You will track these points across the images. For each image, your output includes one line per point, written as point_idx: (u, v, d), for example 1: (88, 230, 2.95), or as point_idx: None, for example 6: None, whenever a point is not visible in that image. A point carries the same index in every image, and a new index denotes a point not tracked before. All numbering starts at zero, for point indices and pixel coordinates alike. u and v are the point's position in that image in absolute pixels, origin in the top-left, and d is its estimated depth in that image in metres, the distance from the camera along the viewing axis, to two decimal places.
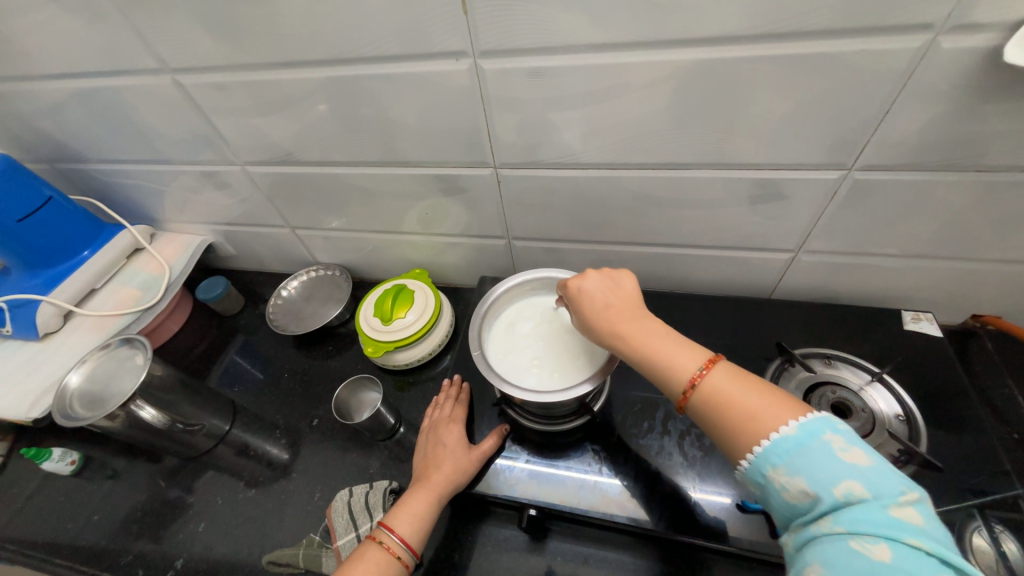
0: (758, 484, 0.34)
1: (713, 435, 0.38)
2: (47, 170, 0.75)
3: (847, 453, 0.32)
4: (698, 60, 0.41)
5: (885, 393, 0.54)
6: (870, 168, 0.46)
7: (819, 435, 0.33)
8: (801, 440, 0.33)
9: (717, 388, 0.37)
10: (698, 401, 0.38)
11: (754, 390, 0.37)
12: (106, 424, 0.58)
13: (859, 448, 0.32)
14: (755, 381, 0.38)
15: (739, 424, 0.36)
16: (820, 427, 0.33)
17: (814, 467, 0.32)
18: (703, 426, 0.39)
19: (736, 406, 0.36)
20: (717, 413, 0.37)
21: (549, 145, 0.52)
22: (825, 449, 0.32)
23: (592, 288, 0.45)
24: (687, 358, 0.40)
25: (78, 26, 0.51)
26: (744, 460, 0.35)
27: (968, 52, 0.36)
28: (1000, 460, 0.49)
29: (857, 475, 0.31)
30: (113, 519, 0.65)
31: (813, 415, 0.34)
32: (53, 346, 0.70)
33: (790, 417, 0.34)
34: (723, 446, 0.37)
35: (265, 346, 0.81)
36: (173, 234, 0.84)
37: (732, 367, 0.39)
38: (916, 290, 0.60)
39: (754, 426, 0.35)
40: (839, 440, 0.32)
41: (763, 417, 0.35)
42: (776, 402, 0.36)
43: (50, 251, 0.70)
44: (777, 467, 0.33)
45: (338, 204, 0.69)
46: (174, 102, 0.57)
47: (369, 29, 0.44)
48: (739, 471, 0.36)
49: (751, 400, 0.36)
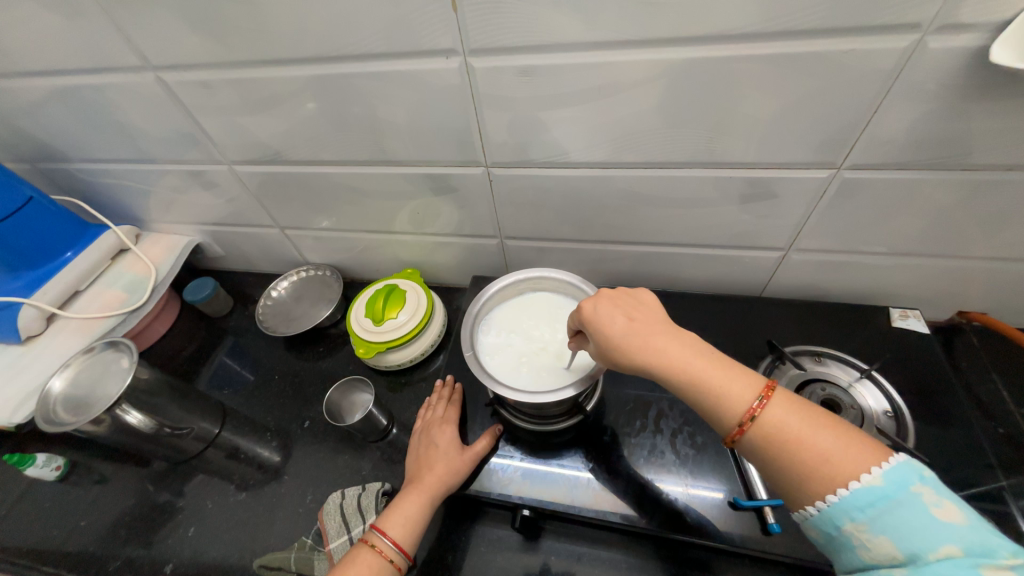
0: (832, 533, 0.34)
1: (778, 474, 0.36)
2: (28, 170, 0.73)
3: (938, 508, 0.31)
4: (688, 59, 0.41)
5: (874, 389, 0.55)
6: (859, 167, 0.47)
7: (906, 487, 0.31)
8: (885, 493, 0.32)
9: (782, 426, 0.36)
10: (763, 439, 0.36)
11: (820, 425, 0.36)
12: (91, 429, 0.57)
13: (951, 503, 0.31)
14: (815, 413, 0.37)
15: (812, 468, 0.34)
16: (906, 477, 0.32)
17: (900, 522, 0.31)
18: (763, 463, 0.37)
19: (806, 449, 0.35)
20: (782, 454, 0.36)
21: (540, 144, 0.52)
22: (914, 503, 0.31)
23: (618, 315, 0.43)
24: (742, 391, 0.38)
25: (57, 22, 0.49)
26: (816, 506, 0.34)
27: (955, 52, 0.36)
28: (985, 454, 0.50)
29: (948, 532, 0.30)
30: (100, 525, 0.63)
31: (897, 460, 0.32)
32: (36, 350, 0.69)
33: (870, 463, 0.33)
34: (790, 488, 0.36)
35: (255, 348, 0.80)
36: (159, 235, 0.82)
37: (791, 397, 0.37)
38: (904, 287, 0.61)
39: (829, 471, 0.34)
40: (928, 493, 0.31)
41: (838, 460, 0.34)
42: (847, 443, 0.34)
43: (31, 253, 0.69)
44: (856, 519, 0.32)
45: (328, 204, 0.68)
46: (158, 100, 0.56)
47: (356, 26, 0.44)
48: (809, 518, 0.35)
49: (822, 441, 0.35)
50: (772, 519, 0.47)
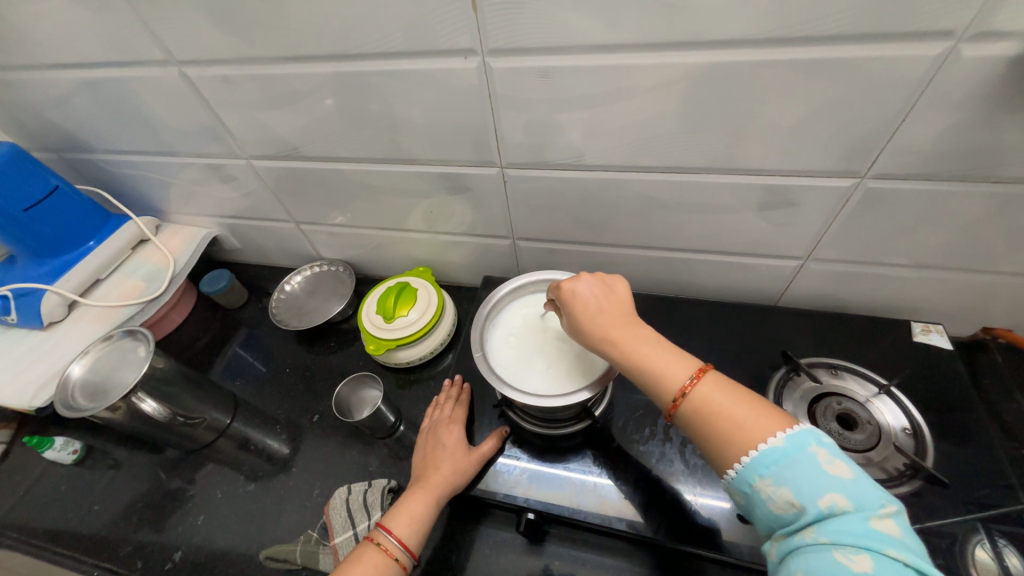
0: (744, 493, 0.34)
1: (700, 445, 0.37)
2: (54, 160, 0.75)
3: (832, 465, 0.32)
4: (710, 63, 0.40)
5: (893, 406, 0.53)
6: (884, 177, 0.46)
7: (805, 447, 0.33)
8: (789, 452, 0.33)
9: (706, 398, 0.37)
10: (686, 409, 0.37)
11: (743, 401, 0.37)
12: (107, 415, 0.58)
13: (842, 460, 0.32)
14: (742, 391, 0.38)
15: (726, 434, 0.35)
16: (806, 438, 0.33)
17: (799, 478, 0.32)
18: (689, 435, 0.38)
19: (724, 416, 0.36)
20: (706, 423, 0.37)
21: (557, 146, 0.52)
22: (811, 460, 0.32)
23: (587, 292, 0.44)
24: (677, 367, 0.39)
25: (86, 17, 0.51)
26: (732, 469, 0.34)
27: (990, 61, 0.35)
28: (1006, 474, 0.48)
29: (841, 488, 0.31)
30: (113, 510, 0.65)
31: (797, 427, 0.34)
32: (58, 336, 0.71)
33: (778, 430, 0.34)
34: (711, 454, 0.36)
35: (267, 340, 0.81)
36: (178, 226, 0.84)
37: (721, 378, 0.39)
38: (926, 301, 0.59)
39: (742, 438, 0.35)
40: (823, 452, 0.33)
41: (751, 429, 0.35)
42: (763, 414, 0.35)
43: (55, 241, 0.70)
44: (764, 477, 0.33)
45: (342, 200, 0.69)
46: (180, 94, 0.57)
47: (376, 26, 0.44)
48: (724, 480, 0.36)
49: (740, 411, 0.36)
50: None
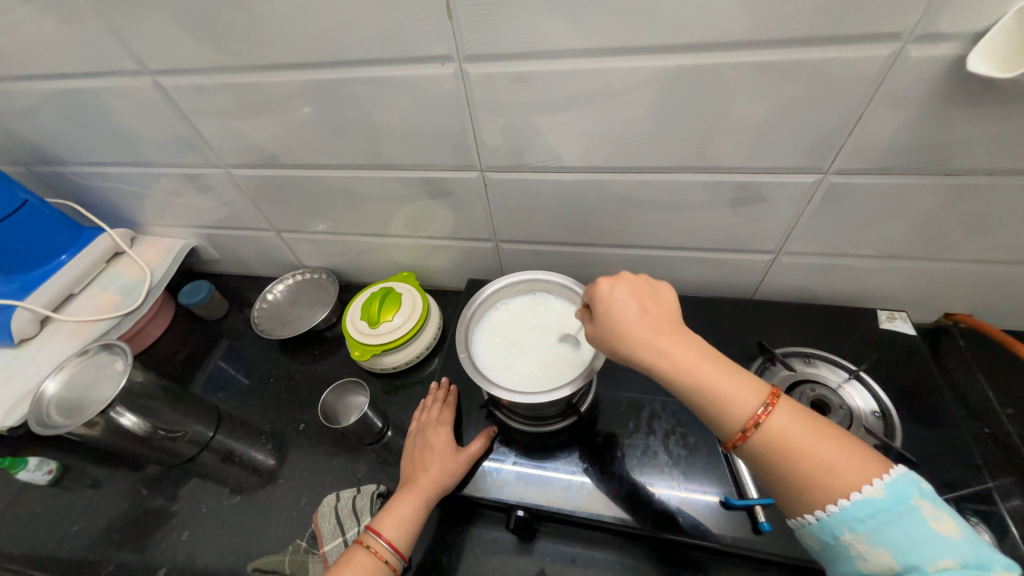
0: (831, 543, 0.35)
1: (775, 481, 0.37)
2: (23, 173, 0.73)
3: (937, 522, 0.33)
4: (679, 66, 0.42)
5: (862, 389, 0.56)
6: (845, 172, 0.48)
7: (908, 501, 0.33)
8: (888, 505, 0.33)
9: (788, 435, 0.36)
10: (764, 446, 0.37)
11: (826, 438, 0.36)
12: (84, 432, 0.56)
13: (946, 516, 0.33)
14: (817, 423, 0.37)
15: (811, 475, 0.35)
16: (908, 491, 0.34)
17: (899, 534, 0.33)
18: (761, 467, 0.38)
19: (810, 459, 0.36)
20: (782, 460, 0.36)
21: (534, 148, 0.53)
22: (914, 515, 0.33)
23: (624, 303, 0.42)
24: (749, 397, 0.38)
25: (54, 25, 0.50)
26: (815, 516, 0.35)
27: (934, 61, 0.38)
28: (971, 452, 0.51)
29: (945, 546, 0.32)
30: (93, 530, 0.63)
31: (897, 474, 0.34)
32: (29, 353, 0.69)
33: (866, 472, 0.35)
34: (789, 492, 0.36)
35: (250, 351, 0.80)
36: (155, 238, 0.82)
37: (794, 407, 0.38)
38: (891, 290, 0.62)
39: (828, 480, 0.35)
40: (926, 506, 0.33)
41: (840, 471, 0.35)
42: (845, 453, 0.36)
43: (25, 256, 0.69)
44: (857, 531, 0.34)
45: (323, 207, 0.68)
46: (155, 103, 0.57)
47: (352, 33, 0.45)
48: (807, 526, 0.36)
49: (826, 452, 0.36)
50: (763, 518, 0.47)
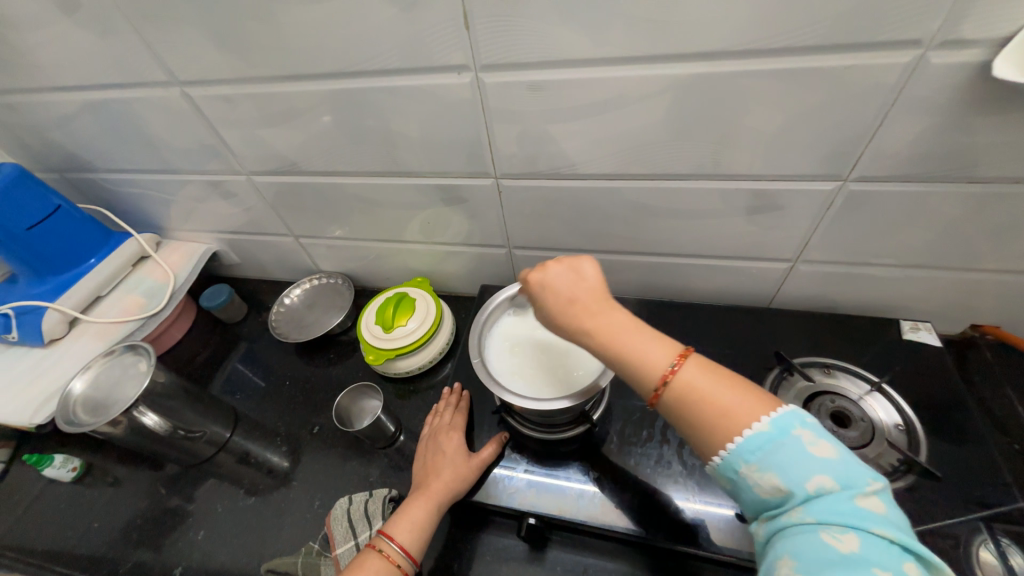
0: (729, 478, 0.34)
1: (686, 433, 0.36)
2: (57, 179, 0.77)
3: (817, 447, 0.32)
4: (694, 74, 0.42)
5: (885, 402, 0.54)
6: (864, 179, 0.47)
7: (789, 430, 0.32)
8: (774, 437, 0.32)
9: (692, 385, 0.35)
10: (674, 400, 0.35)
11: (727, 385, 0.35)
12: (108, 430, 0.58)
13: (825, 440, 0.32)
14: (721, 371, 0.36)
15: (712, 422, 0.34)
16: (791, 421, 0.33)
17: (786, 461, 0.32)
18: (672, 421, 0.36)
19: (711, 406, 0.34)
20: (689, 411, 0.35)
21: (548, 156, 0.53)
22: (797, 444, 0.32)
23: (560, 284, 0.40)
24: (658, 353, 0.36)
25: (91, 39, 0.52)
26: (715, 457, 0.34)
27: (957, 67, 0.37)
28: (1001, 470, 0.49)
29: (825, 468, 0.31)
30: (113, 527, 0.65)
31: (783, 408, 0.33)
32: (58, 353, 0.71)
33: (761, 412, 0.33)
34: (697, 442, 0.35)
35: (267, 354, 0.82)
36: (178, 243, 0.85)
37: (702, 359, 0.36)
38: (914, 300, 0.61)
39: (729, 424, 0.33)
40: (810, 434, 0.32)
41: (737, 414, 0.34)
42: (746, 397, 0.34)
43: (57, 259, 0.71)
44: (750, 464, 0.32)
45: (341, 214, 0.70)
46: (183, 113, 0.59)
47: (373, 44, 0.46)
48: (710, 466, 0.35)
49: (725, 398, 0.34)
50: None
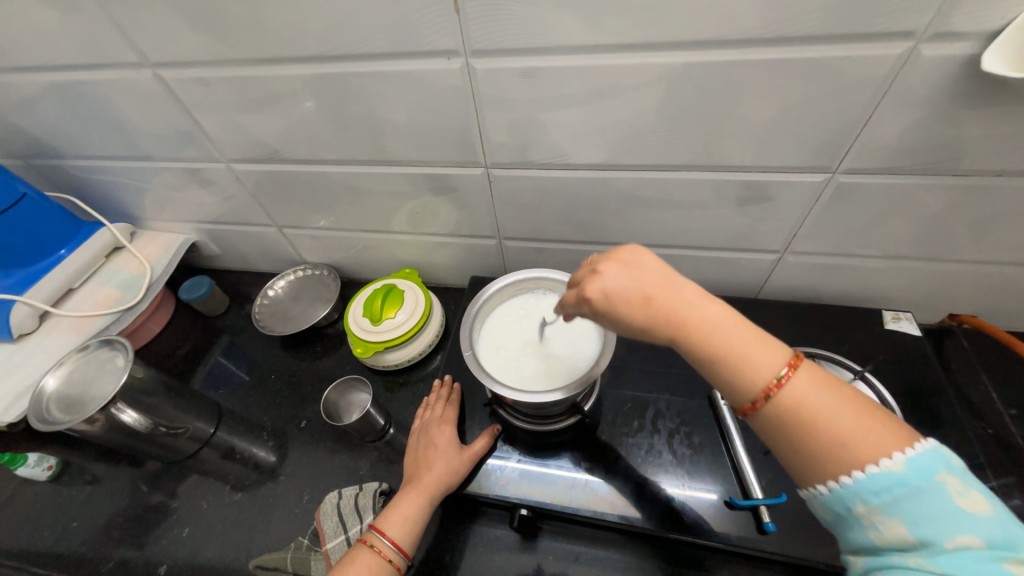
0: (840, 512, 0.33)
1: (783, 449, 0.35)
2: (22, 166, 0.73)
3: (964, 498, 0.30)
4: (689, 63, 0.41)
5: (868, 392, 0.55)
6: (853, 171, 0.48)
7: (933, 477, 0.30)
8: (910, 480, 0.30)
9: (803, 403, 0.33)
10: (779, 415, 0.33)
11: (848, 407, 0.33)
12: (85, 428, 0.56)
13: (975, 492, 0.30)
14: (841, 390, 0.34)
15: (824, 445, 0.32)
16: (935, 465, 0.30)
17: (919, 508, 0.30)
18: (768, 434, 0.35)
19: (828, 428, 0.32)
20: (796, 428, 0.33)
21: (539, 146, 0.52)
22: (939, 492, 0.30)
23: (621, 284, 0.36)
24: (767, 362, 0.34)
25: (53, 16, 0.49)
26: (825, 488, 0.32)
27: (947, 60, 0.37)
28: (975, 453, 0.51)
29: (970, 524, 0.29)
30: (94, 526, 0.63)
31: (925, 449, 0.31)
32: (28, 348, 0.68)
33: (893, 447, 0.31)
34: (799, 462, 0.34)
35: (251, 347, 0.80)
36: (155, 233, 0.82)
37: (818, 373, 0.34)
38: (896, 290, 0.62)
39: (845, 453, 0.32)
40: (955, 482, 0.30)
41: (859, 442, 0.32)
42: (872, 423, 0.32)
43: (24, 250, 0.68)
44: (872, 504, 0.31)
45: (326, 203, 0.68)
46: (156, 96, 0.56)
47: (358, 26, 0.44)
48: (813, 494, 0.34)
49: (846, 421, 0.32)
50: (768, 519, 0.47)
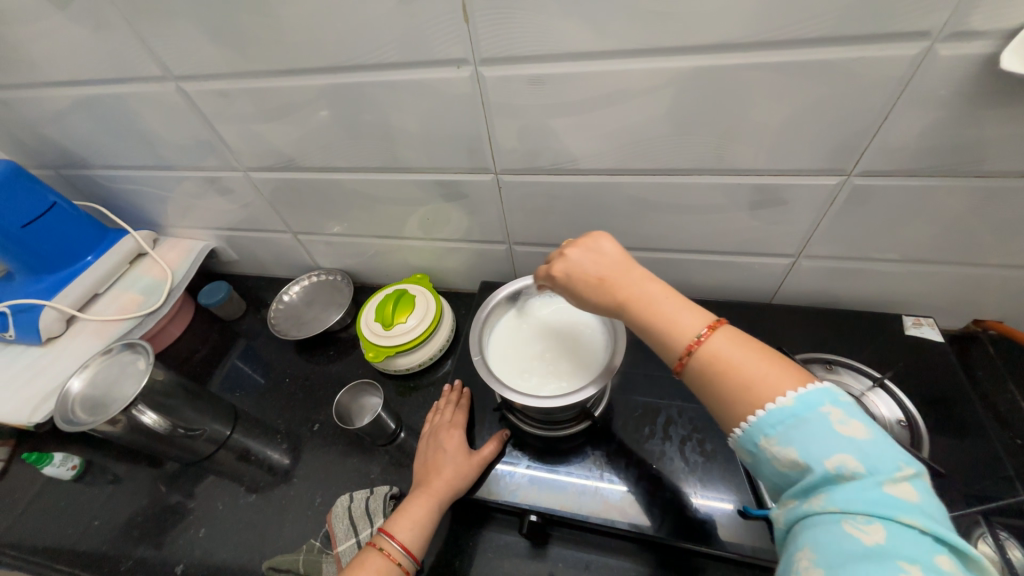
0: (749, 452, 0.33)
1: (707, 402, 0.35)
2: (52, 176, 0.76)
3: (845, 427, 0.30)
4: (698, 67, 0.41)
5: (888, 399, 0.54)
6: (869, 174, 0.47)
7: (816, 408, 0.30)
8: (797, 413, 0.31)
9: (717, 354, 0.34)
10: (699, 368, 0.35)
11: (758, 356, 0.34)
12: (107, 429, 0.58)
13: (856, 420, 0.30)
14: (755, 345, 0.35)
15: (735, 391, 0.33)
16: (819, 398, 0.31)
17: (808, 439, 0.30)
18: (695, 390, 0.36)
19: (736, 375, 0.33)
20: (712, 379, 0.34)
21: (549, 151, 0.53)
22: (823, 421, 0.30)
23: (577, 260, 0.40)
24: (689, 321, 0.36)
25: (83, 33, 0.51)
26: (737, 429, 0.33)
27: (965, 60, 0.36)
28: (1004, 465, 0.49)
29: (852, 449, 0.29)
30: (115, 524, 0.65)
31: (813, 385, 0.31)
32: (56, 351, 0.71)
33: (789, 387, 0.32)
34: (719, 412, 0.34)
35: (267, 351, 0.81)
36: (176, 239, 0.84)
37: (735, 331, 0.35)
38: (917, 295, 0.60)
39: (751, 396, 0.32)
40: (837, 412, 0.30)
41: (763, 386, 0.32)
42: (777, 371, 0.33)
43: (53, 256, 0.71)
44: (769, 439, 0.31)
45: (340, 210, 0.69)
46: (178, 108, 0.58)
47: (371, 38, 0.45)
48: (730, 439, 0.34)
49: (752, 369, 0.33)
50: None
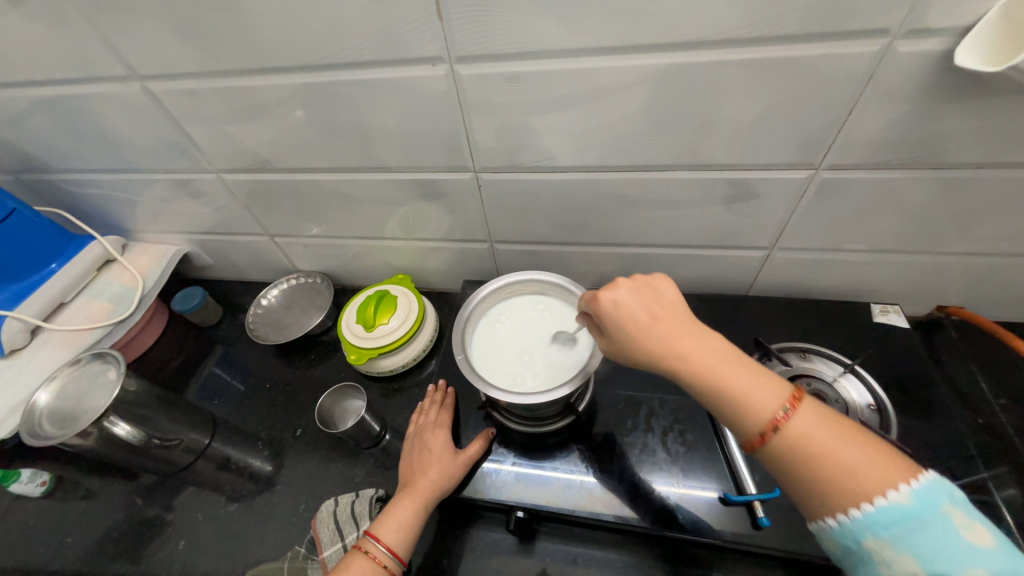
0: (850, 547, 0.32)
1: (788, 479, 0.35)
2: (11, 181, 0.73)
3: (969, 532, 0.30)
4: (671, 65, 0.42)
5: (858, 384, 0.56)
6: (836, 167, 0.48)
7: (936, 509, 0.30)
8: (917, 513, 0.30)
9: (808, 434, 0.34)
10: (784, 447, 0.34)
11: (850, 439, 0.34)
12: (78, 442, 0.56)
13: (978, 524, 0.30)
14: (839, 422, 0.35)
15: (834, 478, 0.32)
16: (938, 496, 0.31)
17: (927, 542, 0.30)
18: (775, 468, 0.35)
19: (832, 460, 0.33)
20: (802, 461, 0.34)
21: (527, 149, 0.53)
22: (945, 523, 0.30)
23: (635, 306, 0.38)
24: (769, 396, 0.35)
25: (40, 31, 0.49)
26: (835, 521, 0.32)
27: (923, 56, 0.38)
28: (966, 443, 0.51)
29: (979, 558, 0.29)
30: (89, 541, 0.62)
31: (927, 480, 0.31)
32: (20, 364, 0.68)
33: (898, 479, 0.32)
34: (805, 494, 0.34)
35: (246, 357, 0.79)
36: (147, 245, 0.82)
37: (818, 406, 0.35)
38: (884, 283, 0.63)
39: (851, 485, 0.32)
40: (958, 514, 0.30)
41: (866, 475, 0.32)
42: (875, 458, 0.33)
43: (14, 265, 0.68)
44: (880, 538, 0.31)
45: (318, 211, 0.68)
46: (144, 108, 0.56)
47: (344, 36, 0.44)
48: (823, 529, 0.34)
49: (847, 453, 0.33)
50: (762, 513, 0.47)
